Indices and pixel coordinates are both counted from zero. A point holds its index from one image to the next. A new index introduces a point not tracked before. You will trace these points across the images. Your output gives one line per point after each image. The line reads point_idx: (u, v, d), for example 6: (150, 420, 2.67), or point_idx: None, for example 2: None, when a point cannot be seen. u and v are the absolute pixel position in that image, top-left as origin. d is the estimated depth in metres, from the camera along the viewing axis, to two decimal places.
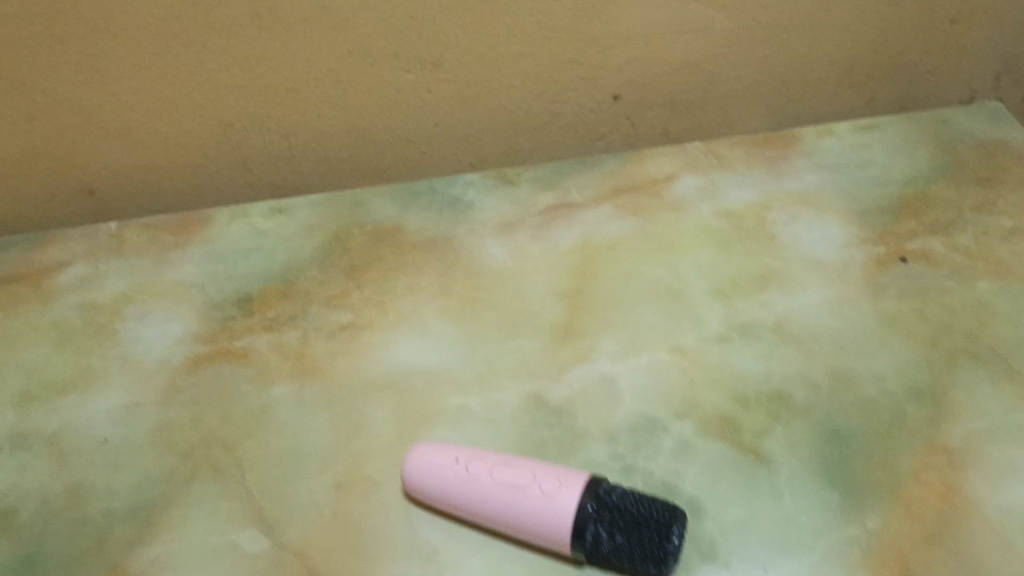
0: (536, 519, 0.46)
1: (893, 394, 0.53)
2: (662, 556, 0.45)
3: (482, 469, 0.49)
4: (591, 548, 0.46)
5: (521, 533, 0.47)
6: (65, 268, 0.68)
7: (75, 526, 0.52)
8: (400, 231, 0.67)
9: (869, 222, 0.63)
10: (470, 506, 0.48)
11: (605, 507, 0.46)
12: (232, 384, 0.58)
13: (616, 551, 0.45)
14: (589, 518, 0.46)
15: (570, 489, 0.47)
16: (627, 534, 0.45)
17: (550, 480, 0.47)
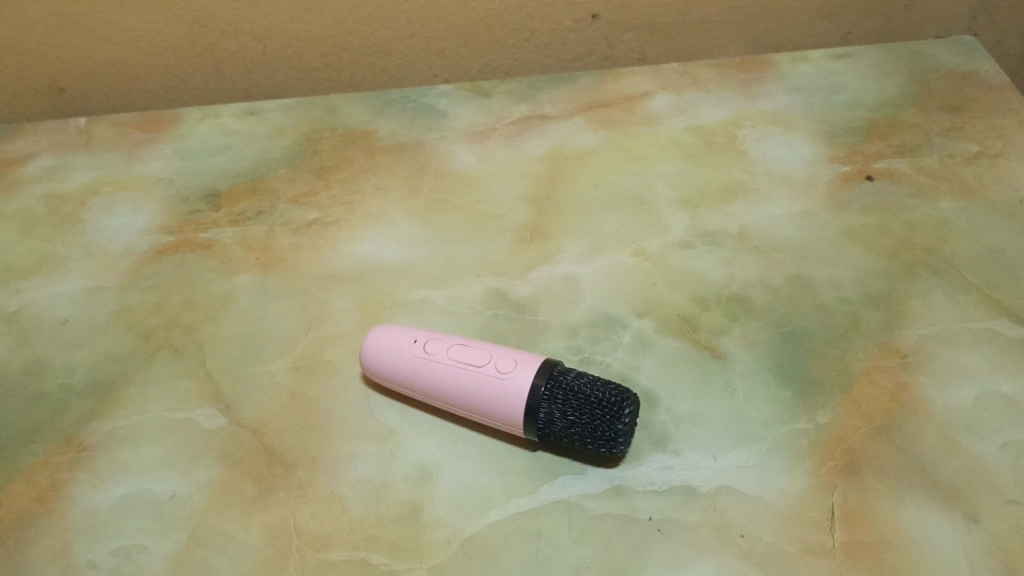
0: (489, 397, 0.47)
1: (849, 301, 0.54)
2: (613, 435, 0.45)
3: (439, 350, 0.49)
4: (543, 427, 0.46)
5: (476, 411, 0.48)
6: (32, 158, 0.68)
7: (33, 399, 0.52)
8: (372, 134, 0.67)
9: (836, 141, 0.64)
10: (428, 385, 0.49)
11: (558, 387, 0.46)
12: (197, 273, 0.59)
13: (567, 430, 0.46)
14: (541, 397, 0.46)
15: (525, 369, 0.47)
16: (578, 413, 0.46)
17: (505, 359, 0.48)
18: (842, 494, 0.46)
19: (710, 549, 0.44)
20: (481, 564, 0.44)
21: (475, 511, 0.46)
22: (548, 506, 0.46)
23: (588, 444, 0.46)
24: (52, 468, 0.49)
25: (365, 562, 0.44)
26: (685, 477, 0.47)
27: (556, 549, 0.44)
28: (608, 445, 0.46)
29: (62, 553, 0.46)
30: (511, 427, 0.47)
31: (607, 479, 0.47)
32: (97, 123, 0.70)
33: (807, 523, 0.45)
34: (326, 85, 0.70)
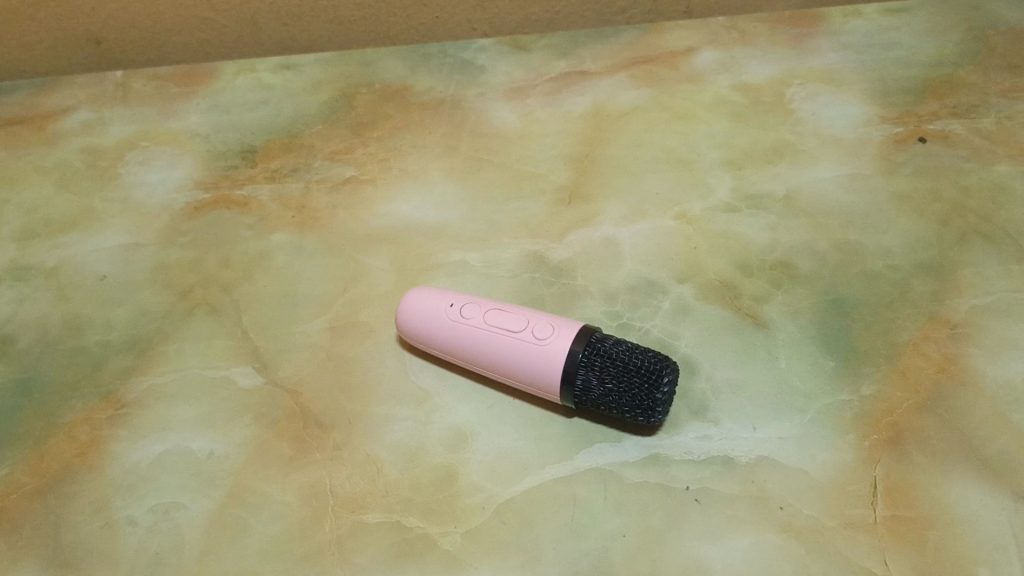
0: (527, 362, 0.46)
1: (898, 268, 0.53)
2: (650, 405, 0.44)
3: (476, 314, 0.48)
4: (580, 394, 0.46)
5: (513, 376, 0.47)
6: (69, 112, 0.67)
7: (73, 354, 0.53)
8: (409, 90, 0.66)
9: (889, 101, 0.62)
10: (465, 348, 0.48)
11: (596, 353, 0.45)
12: (233, 230, 0.58)
13: (604, 398, 0.45)
14: (578, 364, 0.45)
15: (563, 335, 0.46)
16: (616, 380, 0.45)
17: (542, 325, 0.47)
18: (885, 468, 0.45)
19: (748, 521, 0.43)
20: (516, 531, 0.44)
21: (511, 478, 0.46)
22: (583, 473, 0.46)
23: (625, 413, 0.45)
24: (91, 424, 0.50)
25: (400, 526, 0.44)
26: (724, 448, 0.46)
27: (591, 518, 0.44)
28: (645, 414, 0.45)
29: (102, 508, 0.46)
30: (549, 394, 0.46)
31: (645, 447, 0.46)
32: (134, 76, 0.69)
33: (848, 498, 0.44)
34: (363, 38, 0.69)
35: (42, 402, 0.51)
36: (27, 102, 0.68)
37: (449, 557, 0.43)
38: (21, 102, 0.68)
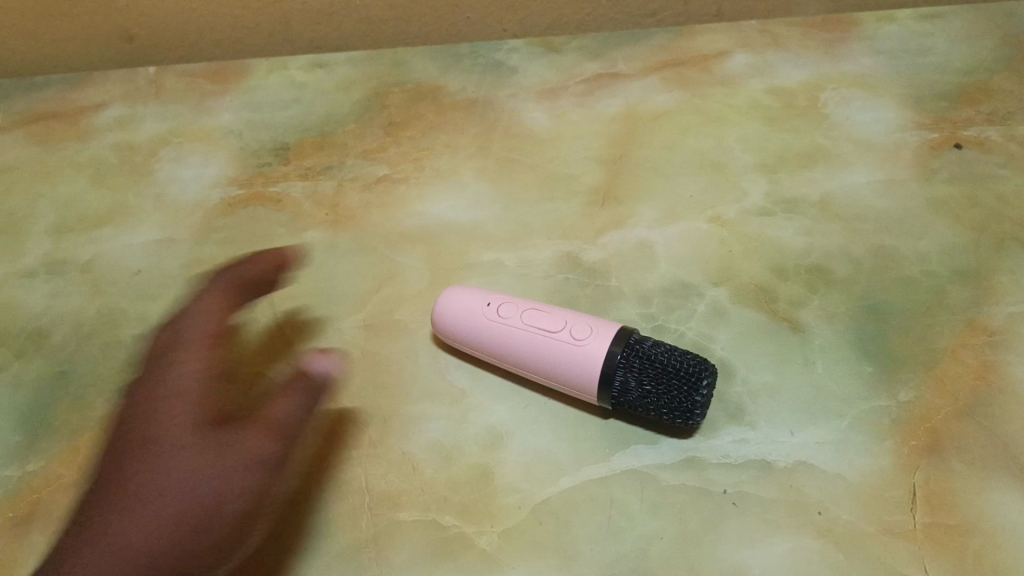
0: (565, 362, 0.46)
1: (934, 274, 0.52)
2: (690, 409, 0.44)
3: (513, 314, 0.48)
4: (618, 397, 0.46)
5: (549, 377, 0.47)
6: (102, 108, 0.68)
7: (108, 349, 0.53)
8: (441, 90, 0.66)
9: (924, 106, 0.62)
10: (502, 347, 0.48)
11: (634, 354, 0.45)
12: (267, 228, 0.58)
13: (643, 401, 0.45)
14: (616, 366, 0.45)
15: (601, 337, 0.46)
16: (654, 382, 0.45)
17: (579, 326, 0.47)
18: (923, 475, 0.44)
19: (786, 525, 0.43)
20: (553, 531, 0.44)
21: (546, 478, 0.46)
22: (620, 475, 0.46)
23: (664, 417, 0.45)
24: (127, 419, 0.50)
25: (436, 524, 0.45)
26: (761, 452, 0.46)
27: (628, 520, 0.44)
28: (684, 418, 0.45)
29: None
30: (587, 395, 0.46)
31: (681, 450, 0.46)
32: (167, 73, 0.69)
33: (887, 503, 0.44)
34: (395, 37, 0.69)
35: (78, 396, 0.51)
36: (60, 97, 0.68)
37: (486, 557, 0.43)
38: (55, 97, 0.68)
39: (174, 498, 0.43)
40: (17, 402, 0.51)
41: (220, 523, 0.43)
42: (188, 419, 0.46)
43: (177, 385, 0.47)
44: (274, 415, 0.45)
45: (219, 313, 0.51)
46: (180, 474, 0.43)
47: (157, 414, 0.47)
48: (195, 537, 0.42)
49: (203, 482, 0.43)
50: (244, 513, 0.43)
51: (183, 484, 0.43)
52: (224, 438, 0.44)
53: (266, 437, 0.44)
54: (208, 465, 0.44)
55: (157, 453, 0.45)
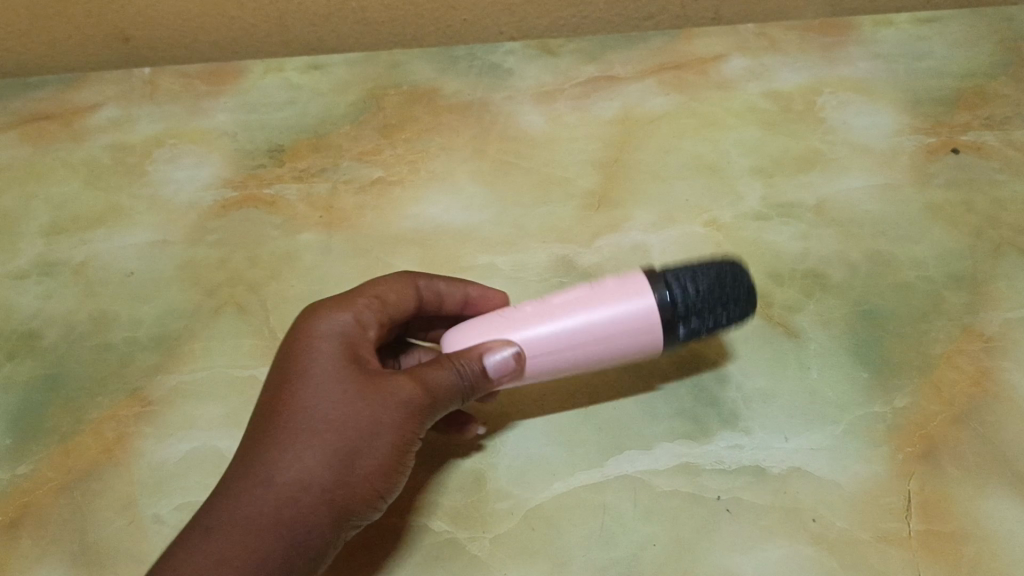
0: (619, 331, 0.43)
1: (931, 279, 0.52)
2: (749, 304, 0.44)
3: (529, 316, 0.44)
4: (686, 327, 0.43)
5: (604, 348, 0.44)
6: (96, 108, 0.67)
7: (100, 351, 0.53)
8: (437, 92, 0.66)
9: (921, 111, 0.61)
10: (536, 348, 0.43)
11: (680, 297, 0.43)
12: (260, 230, 0.58)
13: (707, 320, 0.43)
14: (674, 296, 0.43)
15: (638, 293, 0.43)
16: (710, 310, 0.43)
17: (604, 288, 0.44)
18: (918, 481, 0.44)
19: (780, 532, 0.43)
20: (545, 537, 0.44)
21: (539, 483, 0.46)
22: (613, 480, 0.45)
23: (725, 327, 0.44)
24: (118, 421, 0.49)
25: (428, 529, 0.44)
26: (756, 457, 0.46)
27: (621, 526, 0.44)
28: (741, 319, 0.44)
29: (128, 506, 0.46)
30: (650, 341, 0.43)
31: (674, 456, 0.46)
32: (161, 73, 0.69)
33: (881, 510, 0.43)
34: (391, 39, 0.69)
35: (69, 398, 0.50)
36: (54, 97, 0.68)
37: (478, 562, 0.43)
38: (48, 97, 0.68)
39: (327, 471, 0.41)
40: (7, 404, 0.50)
41: (354, 492, 0.41)
42: (348, 376, 0.43)
43: (337, 355, 0.44)
44: (439, 387, 0.42)
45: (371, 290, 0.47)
46: (348, 443, 0.41)
47: (316, 375, 0.43)
48: (336, 494, 0.41)
49: (370, 452, 0.42)
50: (375, 485, 0.42)
51: (350, 456, 0.41)
52: (387, 400, 0.42)
53: (429, 409, 0.43)
54: (377, 431, 0.42)
55: (329, 422, 0.41)
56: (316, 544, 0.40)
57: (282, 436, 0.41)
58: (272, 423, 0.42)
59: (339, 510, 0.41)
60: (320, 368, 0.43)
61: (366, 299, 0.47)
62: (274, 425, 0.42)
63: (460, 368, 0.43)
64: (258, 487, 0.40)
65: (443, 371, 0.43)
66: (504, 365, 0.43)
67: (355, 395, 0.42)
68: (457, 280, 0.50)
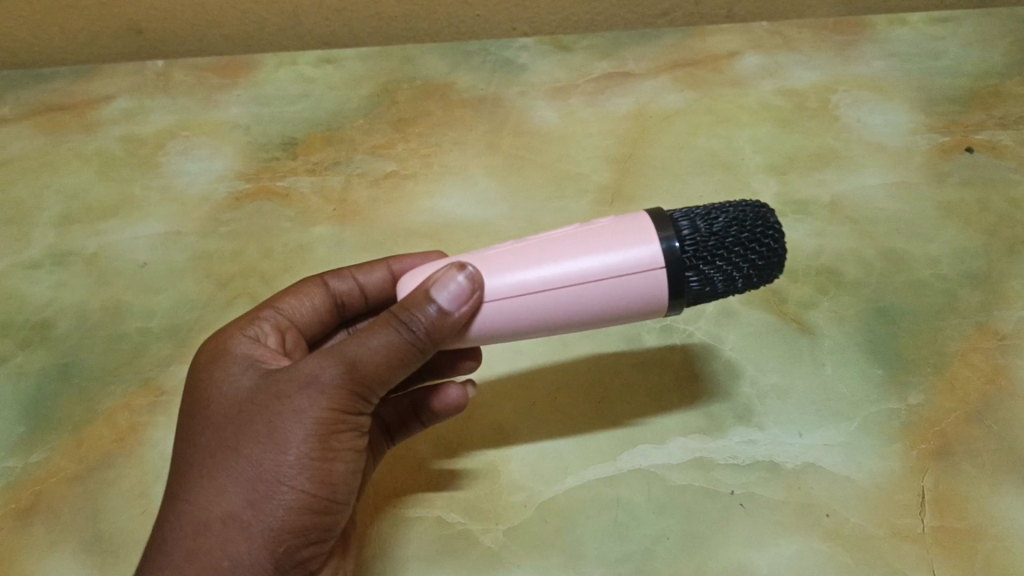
0: (608, 290, 0.36)
1: (945, 277, 0.52)
2: (776, 254, 0.37)
3: (509, 257, 0.38)
4: (696, 268, 0.36)
5: (593, 312, 0.37)
6: (109, 100, 0.67)
7: (113, 341, 0.53)
8: (450, 87, 0.66)
9: (936, 110, 0.61)
10: (516, 292, 0.37)
11: (689, 248, 0.36)
12: (274, 222, 0.58)
13: (724, 264, 0.37)
14: (680, 228, 0.37)
15: (636, 243, 0.36)
16: (722, 266, 0.37)
17: (598, 227, 0.37)
18: (932, 478, 0.44)
19: (794, 527, 0.43)
20: (558, 529, 0.43)
21: (552, 476, 0.46)
22: (626, 474, 0.45)
23: (749, 280, 0.37)
24: (131, 411, 0.49)
25: (442, 521, 0.44)
26: (769, 453, 0.45)
27: (634, 519, 0.44)
28: (769, 271, 0.37)
29: (141, 495, 0.46)
30: (653, 282, 0.36)
31: (687, 450, 0.46)
32: (175, 66, 0.69)
33: (896, 507, 0.43)
34: (405, 34, 0.69)
35: (82, 387, 0.51)
36: (67, 88, 0.68)
37: (491, 554, 0.43)
38: (61, 88, 0.68)
39: (239, 491, 0.35)
40: (20, 393, 0.51)
41: (284, 505, 0.35)
42: (249, 388, 0.38)
43: (234, 371, 0.39)
44: (364, 354, 0.36)
45: (272, 311, 0.43)
46: (258, 453, 0.35)
47: (214, 399, 0.38)
48: (259, 511, 0.35)
49: (288, 454, 0.36)
50: (312, 488, 0.36)
51: (264, 467, 0.35)
52: (296, 392, 0.36)
53: (358, 382, 0.36)
54: (293, 428, 0.36)
55: (232, 440, 0.36)
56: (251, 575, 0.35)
57: (186, 473, 0.36)
58: (177, 464, 0.37)
59: (268, 529, 0.35)
60: (220, 390, 0.38)
61: (267, 320, 0.43)
62: (181, 466, 0.37)
63: (391, 321, 0.36)
64: (165, 535, 0.35)
65: (368, 332, 0.36)
66: (459, 293, 0.36)
67: (257, 401, 0.37)
68: (357, 268, 0.46)
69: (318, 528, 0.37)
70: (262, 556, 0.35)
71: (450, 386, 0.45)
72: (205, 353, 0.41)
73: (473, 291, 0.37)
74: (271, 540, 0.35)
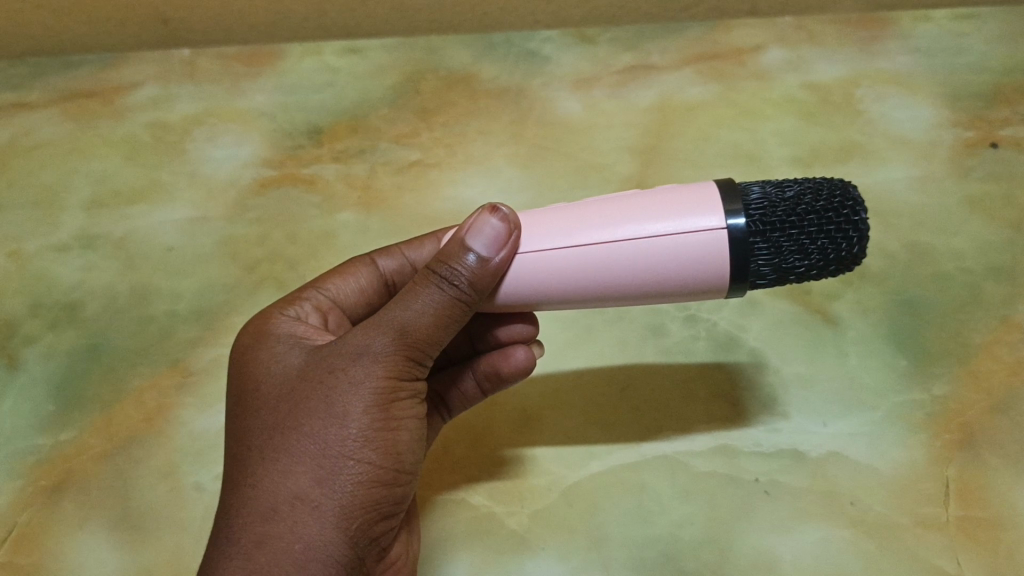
0: (671, 255, 0.36)
1: (969, 271, 0.52)
2: (854, 227, 0.37)
3: (575, 219, 0.39)
4: (765, 235, 0.36)
5: (656, 279, 0.37)
6: (136, 87, 0.68)
7: (140, 323, 0.53)
8: (474, 78, 0.66)
9: (960, 105, 0.61)
10: (578, 252, 0.38)
11: (757, 215, 0.37)
12: (300, 208, 0.59)
13: (794, 233, 0.37)
14: (749, 195, 0.37)
15: (703, 210, 0.36)
16: (793, 236, 0.37)
17: (665, 192, 0.38)
18: (956, 468, 0.44)
19: (819, 515, 0.43)
20: (582, 512, 0.44)
21: (579, 461, 0.46)
22: (651, 460, 0.46)
23: (826, 261, 0.37)
24: (158, 391, 0.50)
25: (468, 504, 0.45)
26: (794, 441, 0.46)
27: (658, 504, 0.44)
28: (844, 245, 0.37)
29: (170, 474, 0.47)
30: (715, 244, 0.36)
31: (712, 438, 0.46)
32: (200, 55, 0.69)
33: (920, 496, 0.43)
34: (427, 26, 0.69)
35: (110, 367, 0.51)
36: (94, 76, 0.68)
37: (517, 537, 0.43)
38: (89, 75, 0.68)
39: (304, 471, 0.34)
40: (49, 373, 0.51)
41: (352, 478, 0.35)
42: (298, 367, 0.37)
43: (281, 353, 0.38)
44: (413, 317, 0.36)
45: (314, 291, 0.44)
46: (319, 429, 0.35)
47: (264, 382, 0.38)
48: (325, 485, 0.34)
49: (350, 426, 0.35)
50: (376, 459, 0.35)
51: (327, 442, 0.34)
52: (350, 363, 0.36)
53: (410, 346, 0.36)
54: (351, 401, 0.35)
55: (290, 419, 0.35)
56: (326, 554, 0.33)
57: (244, 459, 0.35)
58: (233, 454, 0.36)
59: (336, 503, 0.34)
60: (270, 373, 0.38)
61: (309, 300, 0.43)
62: (237, 452, 0.36)
63: (433, 279, 0.37)
64: (229, 523, 0.34)
65: (412, 294, 0.37)
66: (495, 237, 0.38)
67: (310, 378, 0.36)
68: (406, 245, 0.46)
69: (385, 500, 0.36)
70: (337, 534, 0.34)
71: (517, 349, 0.45)
72: (247, 339, 0.41)
73: (509, 233, 0.38)
74: (342, 516, 0.34)
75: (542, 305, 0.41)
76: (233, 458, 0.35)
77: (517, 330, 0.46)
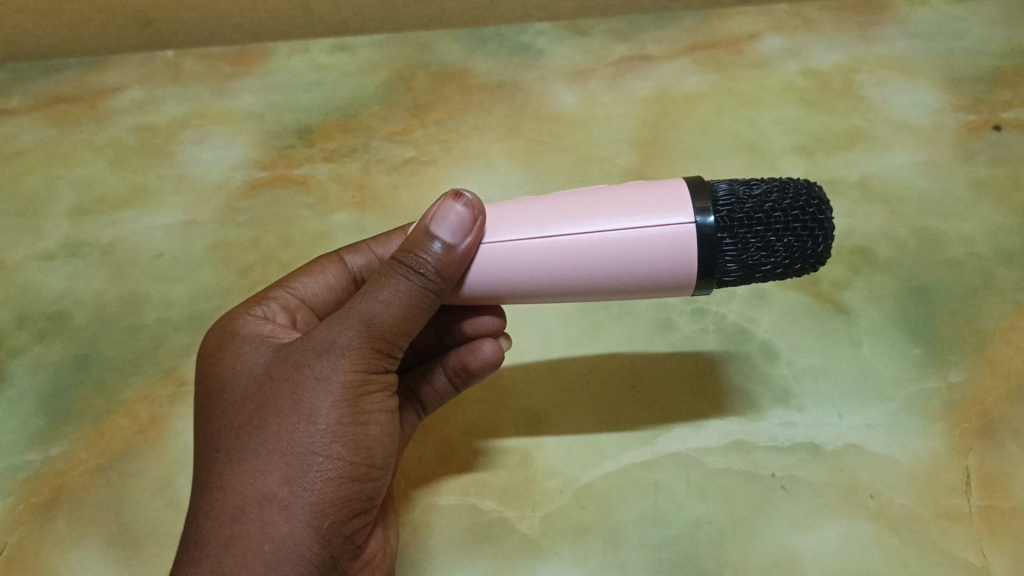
0: (635, 251, 0.36)
1: (980, 256, 0.51)
2: (819, 223, 0.36)
3: (540, 212, 0.37)
4: (732, 231, 0.36)
5: (621, 277, 0.36)
6: (120, 90, 0.66)
7: (131, 331, 0.52)
8: (467, 73, 0.65)
9: (961, 89, 0.60)
10: (543, 246, 0.37)
11: (725, 212, 0.36)
12: (292, 210, 0.57)
13: (761, 229, 0.36)
14: (716, 192, 0.37)
15: (670, 207, 0.36)
16: (760, 233, 0.36)
17: (631, 188, 0.37)
18: (977, 458, 0.43)
19: (838, 510, 0.42)
20: (595, 515, 0.42)
21: (589, 461, 0.45)
22: (664, 458, 0.44)
23: (791, 262, 0.37)
24: (152, 402, 0.48)
25: (476, 508, 0.43)
26: (810, 434, 0.44)
27: (674, 503, 0.43)
28: (811, 243, 0.36)
29: (166, 487, 0.45)
30: (683, 241, 0.35)
31: (726, 433, 0.45)
32: (185, 56, 0.68)
33: (941, 487, 0.42)
34: (417, 21, 0.67)
35: (101, 379, 0.49)
36: (76, 79, 0.66)
37: (530, 542, 0.42)
38: (71, 80, 0.67)
39: (272, 470, 0.33)
40: (38, 386, 0.49)
41: (323, 474, 0.33)
42: (263, 364, 0.36)
43: (245, 352, 0.37)
44: (379, 309, 0.35)
45: (281, 291, 0.42)
46: (286, 427, 0.33)
47: (229, 382, 0.36)
48: (293, 483, 0.32)
49: (319, 422, 0.33)
50: (347, 454, 0.34)
51: (295, 440, 0.33)
52: (316, 358, 0.34)
53: (378, 337, 0.35)
54: (318, 396, 0.34)
55: (256, 418, 0.34)
56: (298, 553, 0.32)
57: (210, 462, 0.34)
58: (199, 458, 0.34)
59: (306, 500, 0.33)
60: (235, 372, 0.36)
61: (275, 300, 0.42)
62: (203, 454, 0.34)
63: (398, 269, 0.35)
64: (197, 527, 0.32)
65: (377, 285, 0.35)
66: (460, 224, 0.36)
67: (276, 375, 0.35)
68: (374, 240, 0.44)
69: (359, 496, 0.35)
70: (308, 532, 0.32)
71: (485, 342, 0.43)
72: (212, 341, 0.39)
73: (474, 219, 0.36)
74: (314, 514, 0.33)
75: (508, 300, 0.39)
76: (200, 461, 0.34)
77: (483, 324, 0.44)
